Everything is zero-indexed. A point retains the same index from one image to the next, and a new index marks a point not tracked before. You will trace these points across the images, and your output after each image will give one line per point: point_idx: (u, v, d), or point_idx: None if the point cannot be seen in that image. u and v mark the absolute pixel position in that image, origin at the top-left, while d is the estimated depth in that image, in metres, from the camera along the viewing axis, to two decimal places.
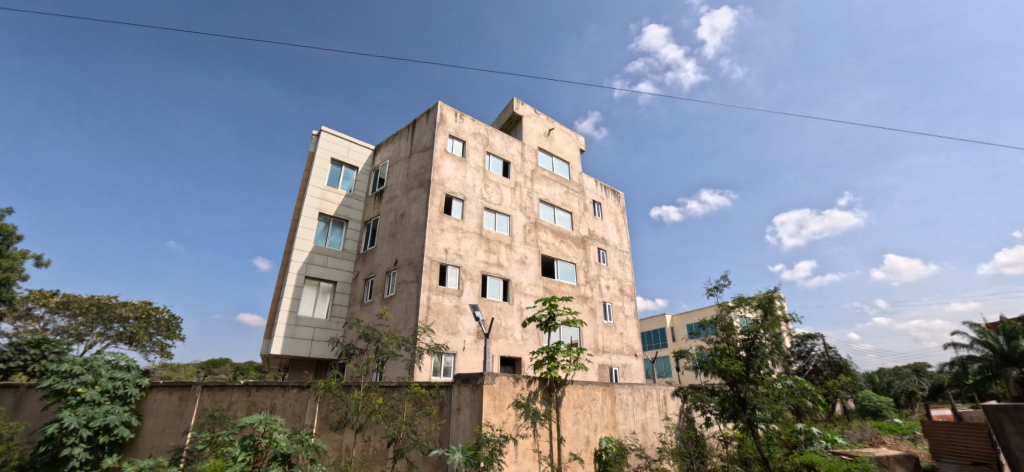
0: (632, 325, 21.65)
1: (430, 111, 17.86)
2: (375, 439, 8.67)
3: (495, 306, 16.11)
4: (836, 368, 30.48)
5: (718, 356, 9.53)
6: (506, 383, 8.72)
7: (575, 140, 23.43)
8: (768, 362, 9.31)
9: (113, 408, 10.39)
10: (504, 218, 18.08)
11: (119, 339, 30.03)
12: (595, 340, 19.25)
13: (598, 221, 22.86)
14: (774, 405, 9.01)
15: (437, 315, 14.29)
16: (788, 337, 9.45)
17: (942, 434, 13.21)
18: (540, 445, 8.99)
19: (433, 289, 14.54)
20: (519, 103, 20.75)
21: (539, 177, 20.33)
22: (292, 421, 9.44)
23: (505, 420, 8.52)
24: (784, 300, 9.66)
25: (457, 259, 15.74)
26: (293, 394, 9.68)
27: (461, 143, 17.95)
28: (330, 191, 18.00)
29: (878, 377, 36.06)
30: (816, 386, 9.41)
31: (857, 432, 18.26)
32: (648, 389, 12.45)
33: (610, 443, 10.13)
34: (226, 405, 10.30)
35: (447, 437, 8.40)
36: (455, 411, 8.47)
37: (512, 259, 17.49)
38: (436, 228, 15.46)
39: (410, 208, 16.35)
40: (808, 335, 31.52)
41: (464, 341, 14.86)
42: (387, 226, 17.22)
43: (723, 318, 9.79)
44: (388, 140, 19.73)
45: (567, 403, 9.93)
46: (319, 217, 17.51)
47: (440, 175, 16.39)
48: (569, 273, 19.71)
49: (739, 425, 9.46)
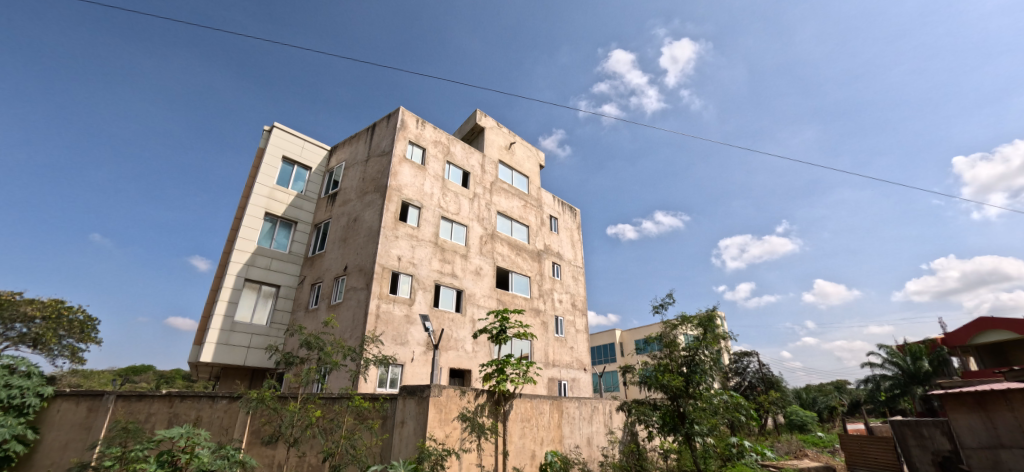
0: (582, 339, 22.03)
1: (391, 115, 17.53)
2: (310, 455, 8.26)
3: (447, 317, 15.85)
4: (768, 384, 32.31)
5: (661, 372, 9.92)
6: (452, 396, 8.61)
7: (535, 155, 23.80)
8: (707, 378, 9.78)
9: (3, 421, 9.06)
10: (460, 228, 17.96)
11: (21, 341, 26.72)
12: (546, 353, 19.38)
13: (554, 236, 23.26)
14: (711, 420, 9.44)
15: (385, 325, 13.87)
16: (725, 355, 10.02)
17: (857, 447, 14.34)
18: (483, 460, 8.85)
19: (384, 297, 14.14)
20: (482, 114, 20.83)
21: (497, 189, 20.43)
22: (217, 436, 8.82)
23: (449, 434, 8.35)
24: (723, 320, 10.34)
25: (410, 267, 15.41)
26: (221, 406, 9.06)
27: (421, 150, 17.74)
28: (278, 190, 17.16)
29: (805, 393, 38.77)
30: (749, 401, 9.96)
31: (784, 445, 19.43)
32: (595, 403, 12.66)
33: (555, 457, 10.16)
34: (143, 417, 9.36)
35: (388, 452, 8.07)
36: (397, 425, 8.19)
37: (466, 270, 17.35)
38: (390, 234, 15.08)
39: (364, 213, 15.89)
40: (745, 352, 33.54)
41: (413, 352, 14.47)
42: (338, 230, 16.62)
43: (667, 335, 10.29)
44: (345, 141, 19.17)
45: (514, 417, 9.90)
46: (265, 217, 16.61)
47: (397, 181, 16.08)
48: (523, 286, 19.82)
49: (678, 438, 9.79)
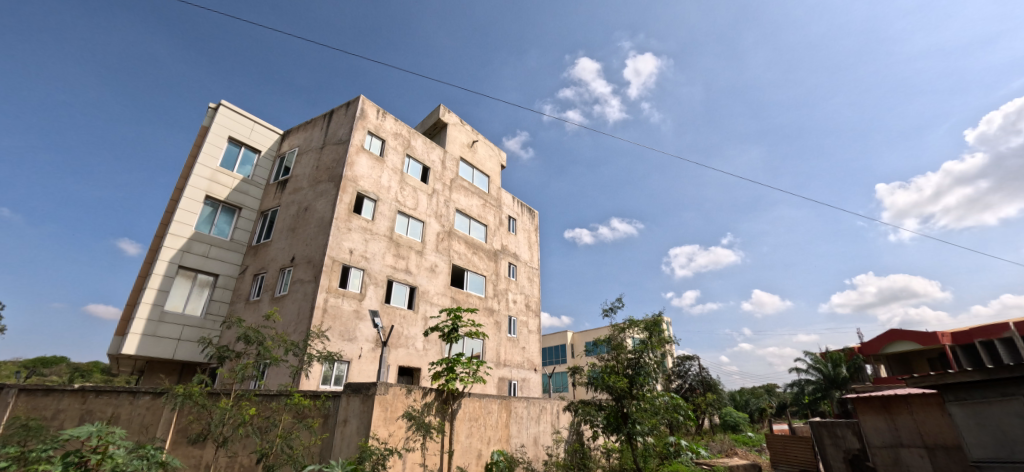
0: (534, 340, 22.28)
1: (350, 103, 16.94)
2: (242, 455, 7.83)
3: (398, 314, 15.50)
4: (707, 387, 34.14)
5: (607, 373, 10.23)
6: (399, 394, 8.43)
7: (497, 155, 23.82)
8: (651, 380, 10.20)
9: None
10: (417, 223, 17.64)
11: None
12: (497, 353, 19.42)
13: (512, 237, 23.38)
14: (651, 420, 9.84)
15: (333, 320, 13.36)
16: (668, 358, 10.51)
17: (781, 445, 15.51)
18: (427, 459, 8.74)
19: (332, 291, 13.61)
20: (445, 110, 20.57)
21: (457, 187, 20.26)
22: (136, 435, 8.15)
23: (392, 433, 8.15)
24: (668, 325, 10.81)
25: (362, 261, 14.94)
26: (144, 403, 8.38)
27: (380, 141, 17.26)
28: (222, 173, 16.10)
29: (739, 395, 41.35)
30: (687, 403, 10.49)
31: (717, 444, 20.67)
32: (543, 403, 12.84)
33: (501, 456, 10.30)
34: (50, 414, 8.45)
35: (328, 452, 7.76)
36: (339, 424, 7.88)
37: (421, 267, 17.07)
38: (342, 226, 14.55)
39: (316, 202, 15.24)
40: (687, 356, 35.29)
41: (361, 348, 14.04)
42: (286, 219, 15.83)
43: (616, 337, 10.66)
44: (299, 126, 18.30)
45: (462, 416, 9.85)
46: (205, 200, 15.53)
47: (353, 171, 15.54)
48: (478, 285, 19.76)
49: (621, 437, 10.12)
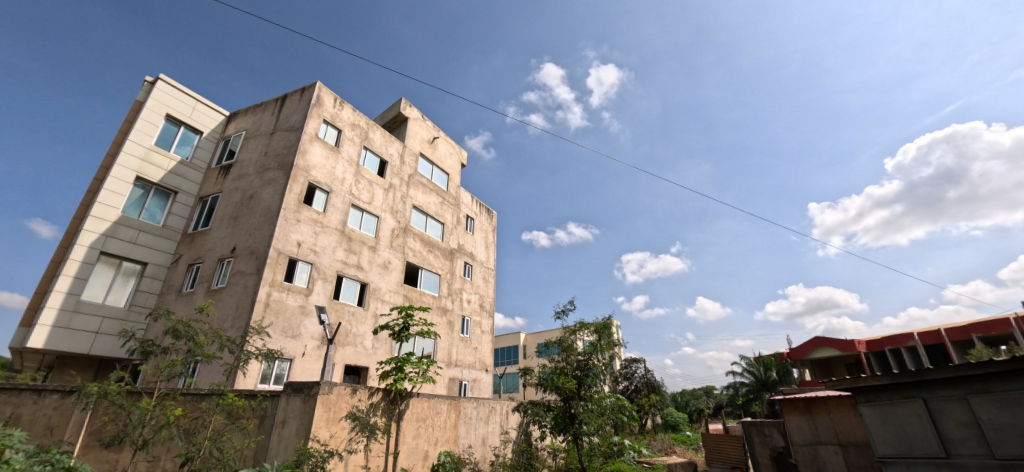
0: (487, 341, 22.25)
1: (305, 89, 16.17)
2: (165, 458, 7.28)
3: (347, 310, 14.95)
4: (651, 388, 35.58)
5: (556, 374, 10.40)
6: (344, 394, 8.13)
7: (457, 153, 23.61)
8: (598, 381, 10.48)
9: None
10: (371, 218, 17.12)
11: None
12: (449, 353, 19.22)
13: (469, 236, 23.25)
14: (597, 420, 10.10)
15: (275, 315, 12.67)
16: (615, 360, 10.84)
17: (715, 444, 16.40)
18: (371, 461, 8.48)
19: (276, 285, 12.92)
20: (406, 104, 20.14)
21: (415, 183, 19.87)
22: (37, 438, 7.29)
23: (334, 435, 7.84)
24: (617, 329, 11.16)
25: (310, 254, 14.30)
26: (50, 402, 7.49)
27: (336, 131, 16.60)
28: (156, 153, 14.84)
29: (679, 397, 43.42)
30: (632, 404, 10.86)
31: (658, 443, 21.57)
32: (492, 403, 12.85)
33: (448, 457, 10.02)
34: None
35: (264, 454, 7.39)
36: (277, 426, 7.54)
37: (373, 263, 16.58)
38: (290, 217, 13.85)
39: (262, 190, 14.42)
40: (633, 358, 36.63)
41: (305, 346, 13.42)
42: (228, 206, 14.85)
43: (566, 339, 10.86)
44: (247, 109, 17.24)
45: (409, 417, 9.65)
46: (135, 181, 14.25)
47: (305, 160, 14.84)
48: (432, 283, 19.48)
49: (567, 438, 10.29)
